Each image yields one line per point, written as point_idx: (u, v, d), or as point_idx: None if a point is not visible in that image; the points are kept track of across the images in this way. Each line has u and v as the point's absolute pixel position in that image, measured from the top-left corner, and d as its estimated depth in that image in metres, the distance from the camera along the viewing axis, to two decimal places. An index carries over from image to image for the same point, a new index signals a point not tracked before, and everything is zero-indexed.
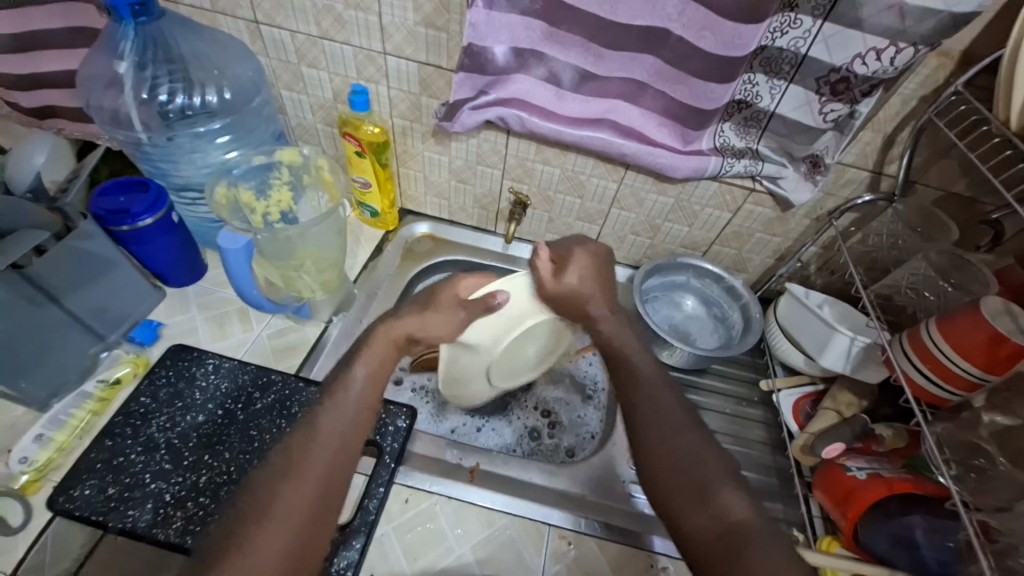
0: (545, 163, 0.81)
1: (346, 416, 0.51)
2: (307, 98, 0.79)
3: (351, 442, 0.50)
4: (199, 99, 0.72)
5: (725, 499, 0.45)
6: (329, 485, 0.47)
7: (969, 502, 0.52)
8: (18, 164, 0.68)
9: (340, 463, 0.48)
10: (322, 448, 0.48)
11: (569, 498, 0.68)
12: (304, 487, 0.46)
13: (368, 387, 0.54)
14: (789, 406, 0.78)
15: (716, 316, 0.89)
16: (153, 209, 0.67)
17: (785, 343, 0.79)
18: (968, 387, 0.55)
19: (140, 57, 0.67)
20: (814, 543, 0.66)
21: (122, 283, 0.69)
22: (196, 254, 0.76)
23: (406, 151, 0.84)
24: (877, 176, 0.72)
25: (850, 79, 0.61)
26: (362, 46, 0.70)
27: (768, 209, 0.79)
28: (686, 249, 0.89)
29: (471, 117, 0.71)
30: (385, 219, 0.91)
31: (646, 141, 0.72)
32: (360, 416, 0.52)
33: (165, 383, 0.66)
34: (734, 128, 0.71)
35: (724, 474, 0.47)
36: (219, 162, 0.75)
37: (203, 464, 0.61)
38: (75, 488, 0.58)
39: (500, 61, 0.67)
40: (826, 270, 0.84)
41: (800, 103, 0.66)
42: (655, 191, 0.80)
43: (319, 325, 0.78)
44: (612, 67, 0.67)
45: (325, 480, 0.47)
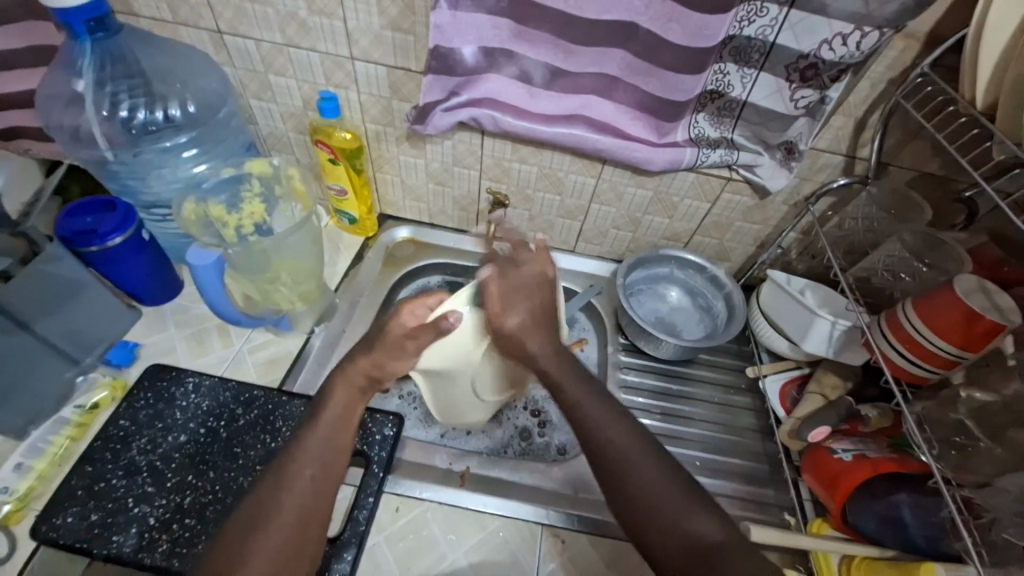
0: (522, 161, 0.80)
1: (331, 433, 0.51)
2: (277, 107, 0.78)
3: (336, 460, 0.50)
4: (162, 113, 0.71)
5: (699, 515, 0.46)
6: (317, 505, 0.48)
7: (951, 479, 0.53)
8: None
9: (327, 481, 0.49)
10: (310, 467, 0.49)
11: (561, 496, 0.68)
12: (291, 504, 0.47)
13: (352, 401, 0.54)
14: (776, 392, 0.79)
15: (701, 307, 0.89)
16: (123, 227, 0.65)
17: (769, 329, 0.80)
18: (946, 365, 0.56)
19: (98, 74, 0.66)
20: (805, 525, 0.67)
21: (96, 305, 0.67)
22: (170, 271, 0.75)
23: (381, 156, 0.83)
24: (851, 160, 0.72)
25: (818, 65, 0.61)
26: (329, 51, 0.69)
27: (746, 198, 0.79)
28: (667, 241, 0.89)
29: (443, 119, 0.71)
30: (364, 225, 0.90)
31: (621, 136, 0.72)
32: (344, 432, 0.52)
33: (145, 405, 0.65)
34: (708, 118, 0.70)
35: (694, 499, 0.47)
36: (189, 177, 0.73)
37: (187, 484, 0.60)
38: (57, 516, 0.57)
39: (470, 61, 0.67)
40: (807, 255, 0.85)
41: (771, 91, 0.66)
42: (633, 184, 0.80)
43: (302, 336, 0.77)
44: (583, 62, 0.66)
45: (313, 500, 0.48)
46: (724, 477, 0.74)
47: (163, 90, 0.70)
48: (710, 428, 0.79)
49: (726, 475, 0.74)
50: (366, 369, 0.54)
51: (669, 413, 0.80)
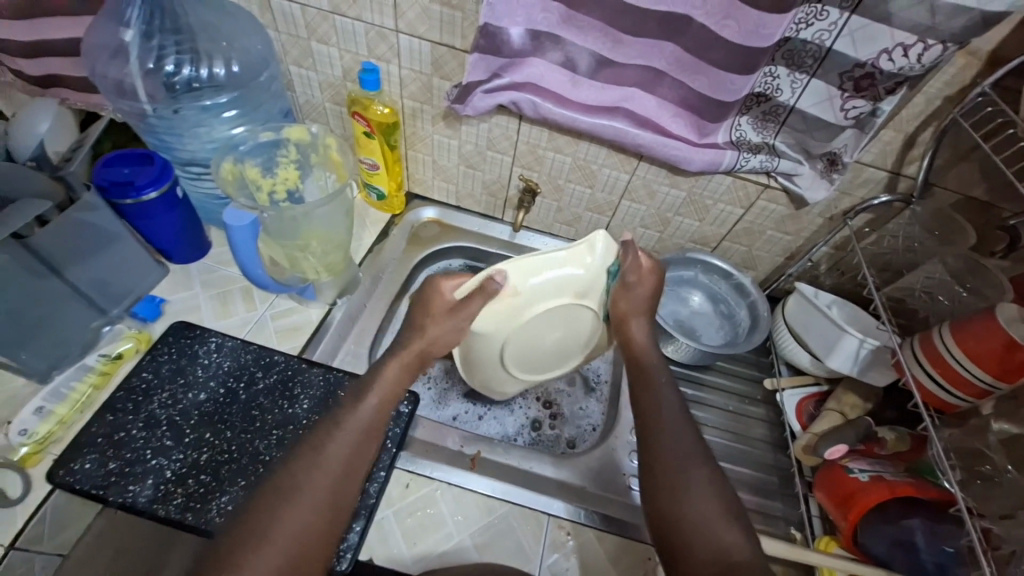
0: (557, 151, 0.79)
1: (347, 441, 0.49)
2: (316, 75, 0.77)
3: (353, 469, 0.48)
4: (206, 71, 0.71)
5: (728, 532, 0.45)
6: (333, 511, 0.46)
7: (972, 508, 0.53)
8: (21, 133, 0.66)
9: (343, 489, 0.48)
10: (324, 479, 0.47)
11: (569, 488, 0.68)
12: (316, 483, 0.46)
13: (372, 412, 0.51)
14: (793, 406, 0.78)
15: (723, 313, 0.88)
16: (158, 183, 0.66)
17: (793, 342, 0.79)
18: (978, 394, 0.55)
19: (147, 27, 0.67)
20: (813, 543, 0.66)
21: (126, 257, 0.68)
22: (200, 230, 0.75)
23: (415, 134, 0.83)
24: (895, 177, 0.70)
25: (874, 75, 0.59)
26: (374, 22, 0.68)
27: (782, 207, 0.77)
28: (695, 244, 0.88)
29: (483, 100, 0.70)
30: (392, 202, 0.89)
31: (661, 132, 0.71)
32: (361, 445, 0.50)
33: (168, 360, 0.65)
34: (752, 122, 0.69)
35: (730, 512, 0.46)
36: (225, 138, 0.73)
37: (204, 441, 0.60)
38: (75, 461, 0.57)
39: (516, 43, 0.66)
40: (836, 270, 0.84)
41: (821, 98, 0.64)
42: (668, 183, 0.79)
43: (323, 307, 0.77)
44: (631, 54, 0.65)
45: (326, 512, 0.46)
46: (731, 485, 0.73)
47: (209, 47, 0.70)
48: (722, 436, 0.78)
49: (734, 483, 0.74)
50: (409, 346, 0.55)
51: None
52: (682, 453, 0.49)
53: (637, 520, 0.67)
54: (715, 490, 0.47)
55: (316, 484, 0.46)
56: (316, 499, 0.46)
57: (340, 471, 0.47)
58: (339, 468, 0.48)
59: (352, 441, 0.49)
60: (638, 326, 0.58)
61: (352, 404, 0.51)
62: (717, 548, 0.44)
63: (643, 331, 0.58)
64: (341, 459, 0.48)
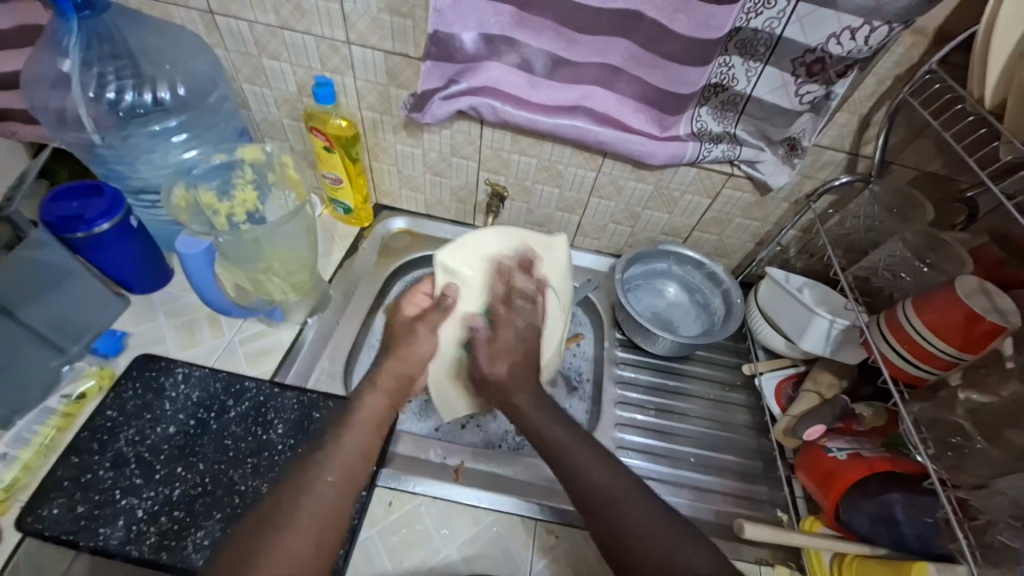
0: (521, 153, 0.79)
1: (340, 463, 0.48)
2: (270, 91, 0.76)
3: (350, 486, 0.48)
4: (151, 95, 0.69)
5: (696, 554, 0.44)
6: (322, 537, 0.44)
7: (946, 480, 0.54)
8: None
9: (339, 512, 0.46)
10: (322, 499, 0.46)
11: (555, 491, 0.68)
12: (310, 502, 0.45)
13: (362, 432, 0.51)
14: (772, 390, 0.78)
15: (699, 303, 0.89)
16: (110, 214, 0.63)
17: (766, 326, 0.79)
18: (945, 366, 0.55)
19: (86, 54, 0.64)
20: (797, 523, 0.67)
21: (82, 292, 0.66)
22: (159, 258, 0.73)
23: (377, 145, 0.82)
24: (853, 157, 0.71)
25: (825, 59, 0.60)
26: (324, 35, 0.67)
27: (747, 193, 0.78)
28: (666, 236, 0.89)
29: (441, 108, 0.69)
30: (360, 215, 0.88)
31: (622, 128, 0.71)
32: (353, 467, 0.49)
33: (133, 395, 0.63)
34: (711, 112, 0.69)
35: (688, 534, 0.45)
36: (179, 162, 0.71)
37: (175, 476, 0.59)
38: (43, 507, 0.55)
39: (470, 48, 0.65)
40: (806, 253, 0.84)
41: (776, 85, 0.65)
42: (634, 178, 0.79)
43: (294, 328, 0.75)
44: (586, 52, 0.65)
45: (320, 531, 0.44)
46: (714, 473, 0.74)
47: (153, 70, 0.68)
48: (705, 425, 0.79)
49: (717, 471, 0.74)
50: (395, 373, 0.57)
51: (664, 409, 0.80)
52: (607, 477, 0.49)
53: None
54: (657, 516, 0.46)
55: (307, 507, 0.45)
56: (312, 520, 0.44)
57: (341, 489, 0.47)
58: (333, 490, 0.47)
59: (348, 455, 0.49)
60: (509, 337, 0.59)
61: (339, 432, 0.51)
62: (689, 571, 0.42)
63: (528, 394, 0.57)
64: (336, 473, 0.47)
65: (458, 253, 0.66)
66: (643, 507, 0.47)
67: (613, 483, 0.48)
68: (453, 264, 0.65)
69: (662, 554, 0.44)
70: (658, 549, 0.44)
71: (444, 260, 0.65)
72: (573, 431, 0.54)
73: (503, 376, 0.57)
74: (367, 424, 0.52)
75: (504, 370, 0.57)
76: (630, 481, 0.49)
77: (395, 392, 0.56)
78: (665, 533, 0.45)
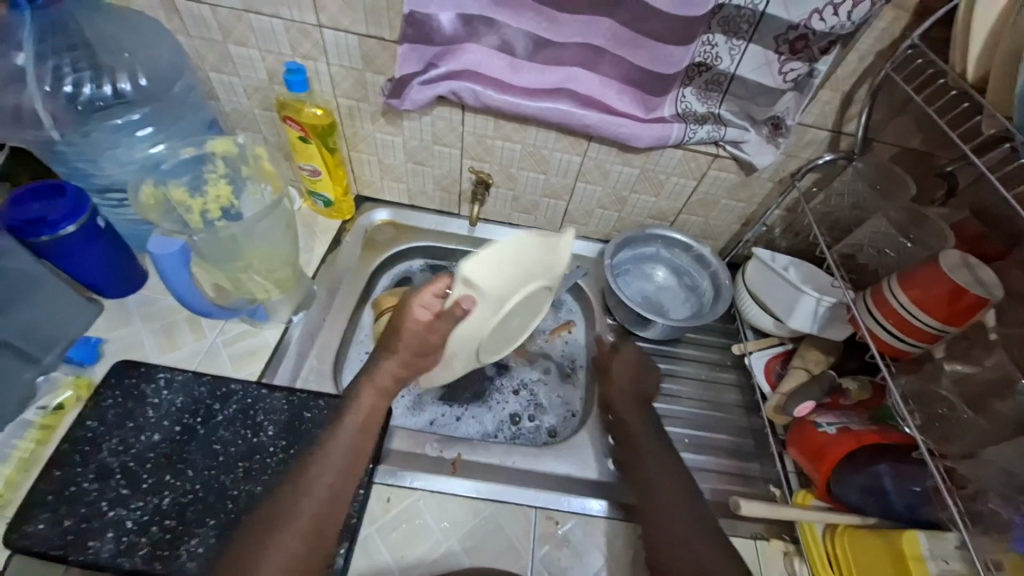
0: (504, 139, 0.77)
1: (335, 466, 0.52)
2: (239, 80, 0.72)
3: (341, 489, 0.51)
4: (110, 88, 0.65)
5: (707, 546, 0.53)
6: (317, 539, 0.48)
7: (934, 450, 0.55)
8: None
9: (328, 516, 0.50)
10: (311, 502, 0.49)
11: (554, 479, 0.68)
12: (307, 504, 0.49)
13: (352, 434, 0.54)
14: (761, 367, 0.79)
15: (687, 285, 0.89)
16: (74, 216, 0.60)
17: (753, 306, 0.80)
18: (929, 339, 0.56)
19: (39, 45, 0.60)
20: (790, 497, 0.69)
21: (52, 299, 0.63)
22: (130, 260, 0.69)
23: (355, 134, 0.79)
24: (836, 135, 0.72)
25: (808, 36, 0.60)
26: (293, 19, 0.64)
27: (733, 174, 0.78)
28: (653, 219, 0.88)
29: (421, 92, 0.66)
30: (340, 208, 0.86)
31: (607, 110, 0.69)
32: (348, 467, 0.52)
33: (112, 404, 0.61)
34: (695, 93, 0.69)
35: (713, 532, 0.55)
36: (145, 158, 0.68)
37: (165, 485, 0.57)
38: (29, 523, 0.53)
39: (448, 30, 0.63)
40: (790, 232, 0.85)
41: (759, 63, 0.64)
42: (620, 161, 0.78)
43: (279, 326, 0.73)
44: (568, 32, 0.63)
45: (313, 533, 0.48)
46: (708, 453, 0.75)
47: (111, 61, 0.64)
48: (698, 406, 0.79)
49: (712, 450, 0.75)
50: (395, 372, 0.56)
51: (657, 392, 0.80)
52: (661, 473, 0.61)
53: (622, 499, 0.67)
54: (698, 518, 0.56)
55: (302, 509, 0.49)
56: (308, 524, 0.48)
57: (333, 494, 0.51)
58: (326, 492, 0.50)
59: (342, 459, 0.52)
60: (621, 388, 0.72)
61: (331, 430, 0.54)
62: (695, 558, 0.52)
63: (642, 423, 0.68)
64: (336, 470, 0.52)
65: (482, 259, 0.49)
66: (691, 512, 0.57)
67: (659, 476, 0.61)
68: (470, 270, 0.49)
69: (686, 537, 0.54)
70: (676, 543, 0.54)
71: (462, 270, 0.49)
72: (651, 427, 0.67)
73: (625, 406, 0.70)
74: (370, 416, 0.55)
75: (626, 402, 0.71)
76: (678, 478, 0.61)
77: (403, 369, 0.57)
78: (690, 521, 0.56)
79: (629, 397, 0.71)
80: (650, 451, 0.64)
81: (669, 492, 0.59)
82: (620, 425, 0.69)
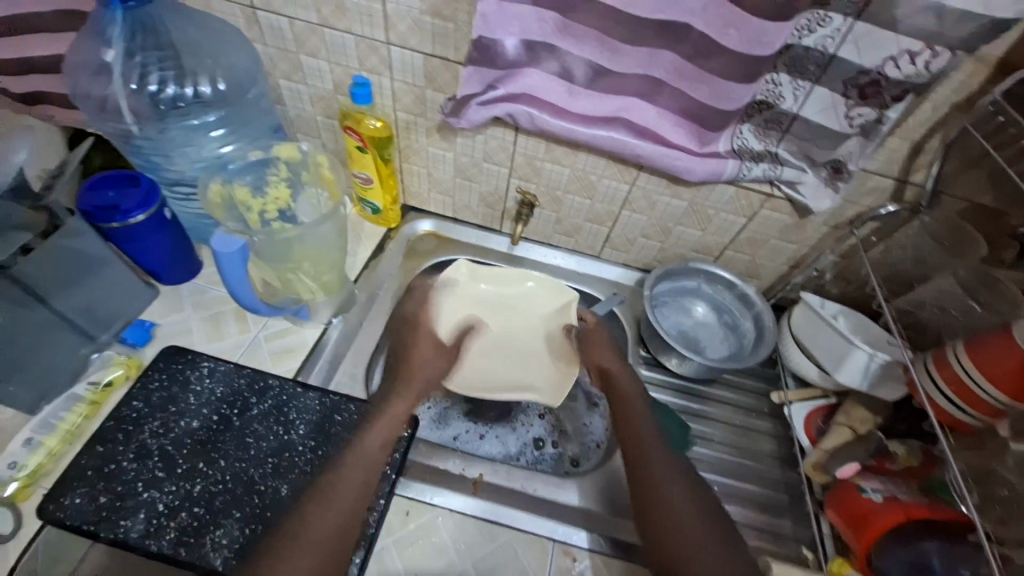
0: (554, 162, 0.77)
1: (351, 486, 0.54)
2: (306, 88, 0.75)
3: (354, 507, 0.54)
4: (191, 89, 0.69)
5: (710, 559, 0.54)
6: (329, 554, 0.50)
7: (991, 533, 0.51)
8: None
9: (342, 532, 0.51)
10: (324, 523, 0.51)
11: (574, 512, 0.67)
12: (326, 518, 0.51)
13: (370, 453, 0.58)
14: (801, 422, 0.75)
15: (727, 324, 0.86)
16: (146, 205, 0.64)
17: (798, 354, 0.76)
18: (994, 413, 0.53)
19: (129, 44, 0.64)
20: (825, 564, 0.64)
21: (114, 279, 0.66)
22: (190, 251, 0.73)
23: (409, 147, 0.81)
24: (901, 185, 0.69)
25: (880, 82, 0.58)
26: (364, 35, 0.67)
27: (785, 215, 0.76)
28: (697, 253, 0.87)
29: (478, 113, 0.68)
30: (387, 216, 0.88)
31: (661, 142, 0.69)
32: (363, 486, 0.55)
33: (158, 387, 0.63)
34: (753, 130, 0.68)
35: (707, 532, 0.56)
36: (214, 157, 0.72)
37: (197, 472, 0.58)
38: (66, 496, 0.55)
39: (511, 54, 0.64)
40: (842, 279, 0.82)
41: (825, 106, 0.63)
42: (669, 193, 0.77)
43: (319, 327, 0.75)
44: (630, 62, 0.63)
45: (322, 553, 0.49)
46: (738, 503, 0.72)
47: (193, 65, 0.68)
48: (728, 453, 0.76)
49: (741, 501, 0.72)
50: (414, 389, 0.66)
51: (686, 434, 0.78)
52: (662, 468, 0.61)
53: (614, 535, 0.65)
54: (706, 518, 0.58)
55: (321, 525, 0.51)
56: (318, 538, 0.50)
57: (348, 512, 0.53)
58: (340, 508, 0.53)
59: (355, 483, 0.55)
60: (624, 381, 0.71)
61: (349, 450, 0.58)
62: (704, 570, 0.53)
63: (636, 406, 0.68)
64: (350, 495, 0.54)
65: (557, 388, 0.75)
66: (699, 508, 0.58)
67: (662, 471, 0.61)
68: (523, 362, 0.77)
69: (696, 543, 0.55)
70: (693, 553, 0.55)
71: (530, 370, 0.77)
72: (634, 409, 0.67)
73: (609, 372, 0.72)
74: (384, 441, 0.60)
75: (606, 369, 0.72)
76: (673, 472, 0.61)
77: (412, 401, 0.66)
78: (697, 525, 0.57)
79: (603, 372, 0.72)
80: (658, 454, 0.62)
81: (669, 485, 0.60)
82: (618, 413, 0.68)
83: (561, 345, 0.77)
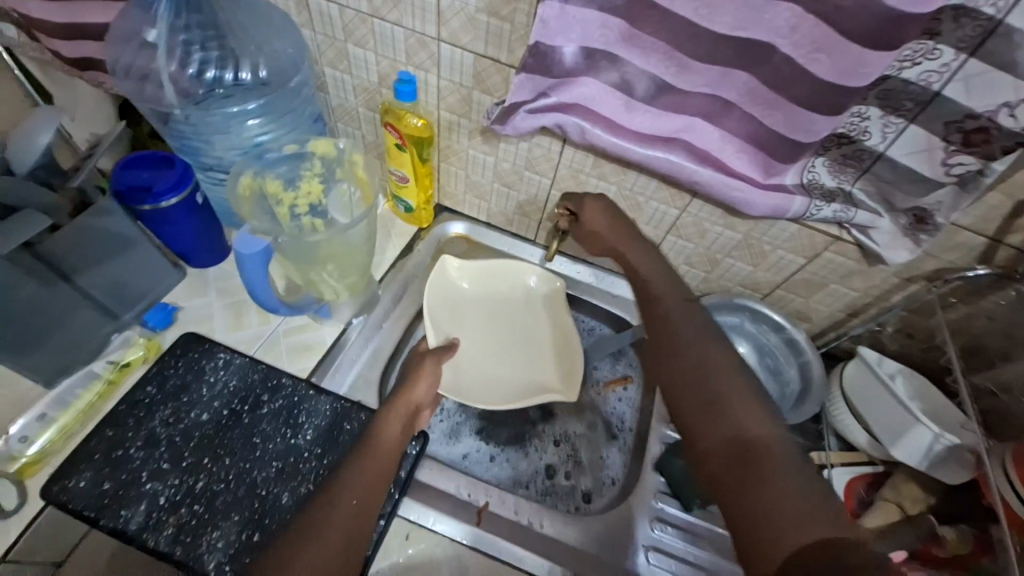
0: (601, 178, 0.72)
1: (358, 483, 0.50)
2: (351, 78, 0.72)
3: (365, 507, 0.49)
4: (233, 74, 0.68)
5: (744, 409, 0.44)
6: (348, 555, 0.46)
7: None
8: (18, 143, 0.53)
9: (359, 528, 0.47)
10: (336, 519, 0.47)
11: (579, 555, 0.63)
12: (336, 517, 0.47)
13: (377, 458, 0.53)
14: (842, 486, 0.68)
15: (769, 368, 0.80)
16: (178, 188, 0.63)
17: (848, 416, 0.70)
18: None
19: (174, 19, 0.63)
20: None
21: (144, 260, 0.65)
22: (220, 235, 0.72)
23: (450, 147, 0.77)
24: (994, 245, 0.61)
25: (990, 130, 0.50)
26: (414, 29, 0.63)
27: (851, 261, 0.69)
28: (744, 288, 0.80)
29: (526, 121, 0.63)
30: (420, 215, 0.84)
31: (724, 171, 0.62)
32: (369, 486, 0.50)
33: (174, 374, 0.62)
34: (828, 164, 0.60)
35: (743, 393, 0.45)
36: (252, 144, 0.70)
37: (201, 468, 0.57)
38: (70, 479, 0.55)
39: (569, 62, 0.59)
40: (904, 334, 0.74)
41: (917, 148, 0.55)
42: (722, 224, 0.71)
43: (338, 326, 0.73)
44: (698, 81, 0.57)
45: (343, 546, 0.46)
46: None
47: (237, 48, 0.67)
48: None
49: None
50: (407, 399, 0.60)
51: None
52: (684, 328, 0.51)
53: None
54: (746, 390, 0.46)
55: (334, 523, 0.47)
56: (337, 534, 0.46)
57: (359, 509, 0.48)
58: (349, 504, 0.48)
59: (361, 485, 0.50)
60: (642, 256, 0.60)
61: (355, 456, 0.53)
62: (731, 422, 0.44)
63: (652, 262, 0.59)
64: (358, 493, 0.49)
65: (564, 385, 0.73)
66: (716, 341, 0.50)
67: (680, 321, 0.51)
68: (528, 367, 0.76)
69: (719, 393, 0.46)
70: (710, 383, 0.46)
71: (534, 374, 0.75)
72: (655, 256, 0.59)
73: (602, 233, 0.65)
74: (396, 443, 0.56)
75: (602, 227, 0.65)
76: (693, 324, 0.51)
77: (407, 419, 0.59)
78: (727, 368, 0.47)
79: (615, 223, 0.65)
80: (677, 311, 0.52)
81: (687, 328, 0.51)
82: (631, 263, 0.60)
83: (562, 343, 0.77)
